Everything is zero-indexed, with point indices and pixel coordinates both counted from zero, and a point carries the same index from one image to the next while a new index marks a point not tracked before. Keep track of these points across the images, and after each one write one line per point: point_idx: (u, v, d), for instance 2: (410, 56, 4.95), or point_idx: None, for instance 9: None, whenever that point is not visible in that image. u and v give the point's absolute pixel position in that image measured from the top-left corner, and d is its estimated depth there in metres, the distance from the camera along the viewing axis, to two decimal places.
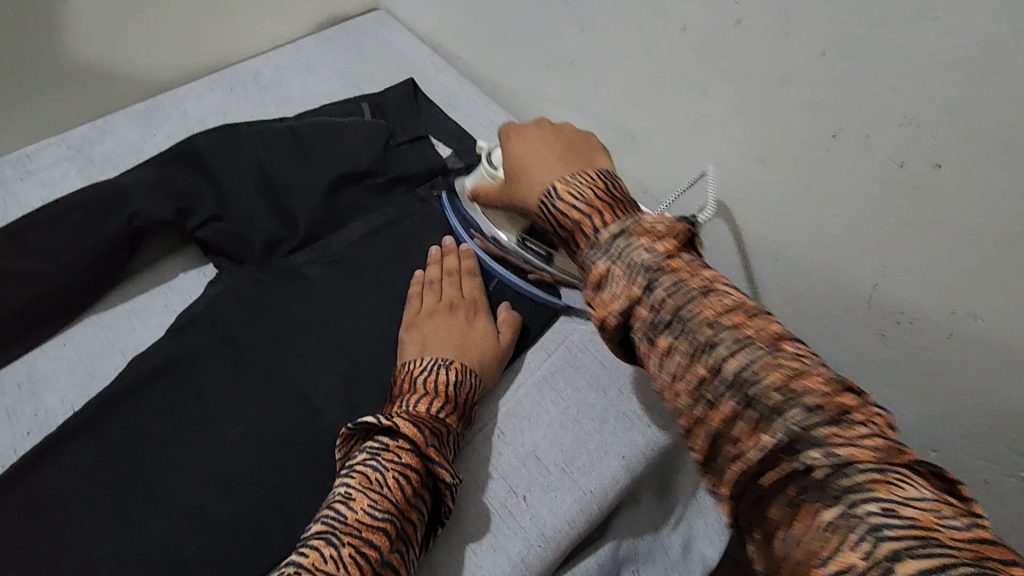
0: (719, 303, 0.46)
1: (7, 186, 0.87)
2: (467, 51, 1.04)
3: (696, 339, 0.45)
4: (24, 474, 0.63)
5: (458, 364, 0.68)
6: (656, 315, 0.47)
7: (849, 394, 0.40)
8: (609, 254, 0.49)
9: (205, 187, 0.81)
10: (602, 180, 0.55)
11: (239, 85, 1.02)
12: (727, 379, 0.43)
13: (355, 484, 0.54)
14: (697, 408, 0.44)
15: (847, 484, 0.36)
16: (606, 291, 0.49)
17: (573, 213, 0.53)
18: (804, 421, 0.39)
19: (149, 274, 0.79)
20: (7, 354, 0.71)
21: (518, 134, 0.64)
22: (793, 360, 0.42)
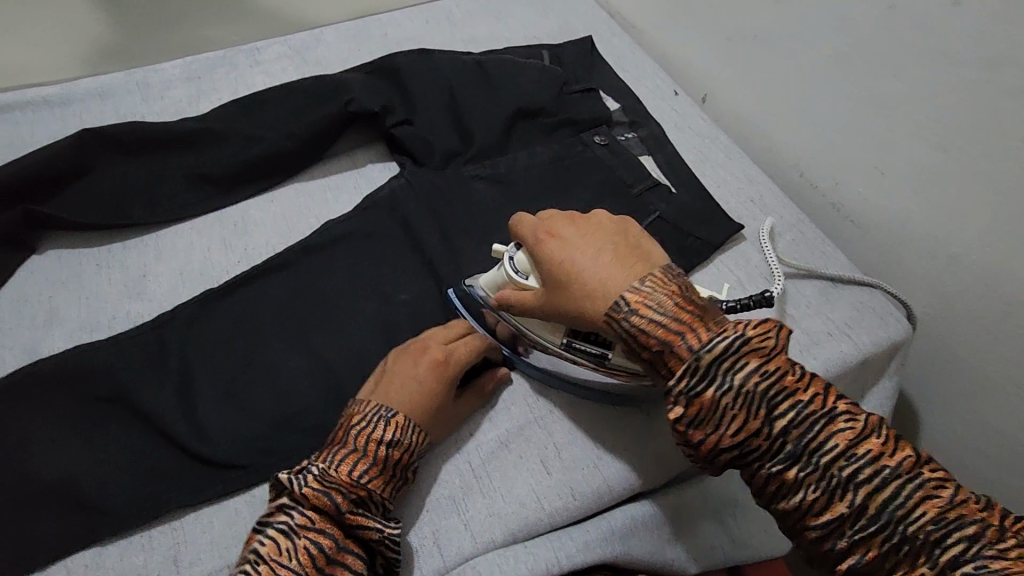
0: (830, 419, 0.50)
1: (239, 71, 1.03)
2: (650, 21, 1.10)
3: (825, 466, 0.49)
4: (233, 289, 0.75)
5: (402, 419, 0.59)
6: (783, 446, 0.50)
7: (931, 475, 0.48)
8: (720, 384, 0.51)
9: (401, 94, 0.92)
10: (672, 286, 0.57)
11: (432, 20, 1.13)
12: (864, 508, 0.48)
13: (264, 555, 0.51)
14: (822, 526, 0.49)
15: (974, 571, 0.44)
16: (712, 421, 0.52)
17: (656, 333, 0.55)
18: (912, 520, 0.46)
19: (343, 158, 0.91)
20: (231, 197, 0.84)
21: (557, 235, 0.62)
22: (906, 462, 0.48)
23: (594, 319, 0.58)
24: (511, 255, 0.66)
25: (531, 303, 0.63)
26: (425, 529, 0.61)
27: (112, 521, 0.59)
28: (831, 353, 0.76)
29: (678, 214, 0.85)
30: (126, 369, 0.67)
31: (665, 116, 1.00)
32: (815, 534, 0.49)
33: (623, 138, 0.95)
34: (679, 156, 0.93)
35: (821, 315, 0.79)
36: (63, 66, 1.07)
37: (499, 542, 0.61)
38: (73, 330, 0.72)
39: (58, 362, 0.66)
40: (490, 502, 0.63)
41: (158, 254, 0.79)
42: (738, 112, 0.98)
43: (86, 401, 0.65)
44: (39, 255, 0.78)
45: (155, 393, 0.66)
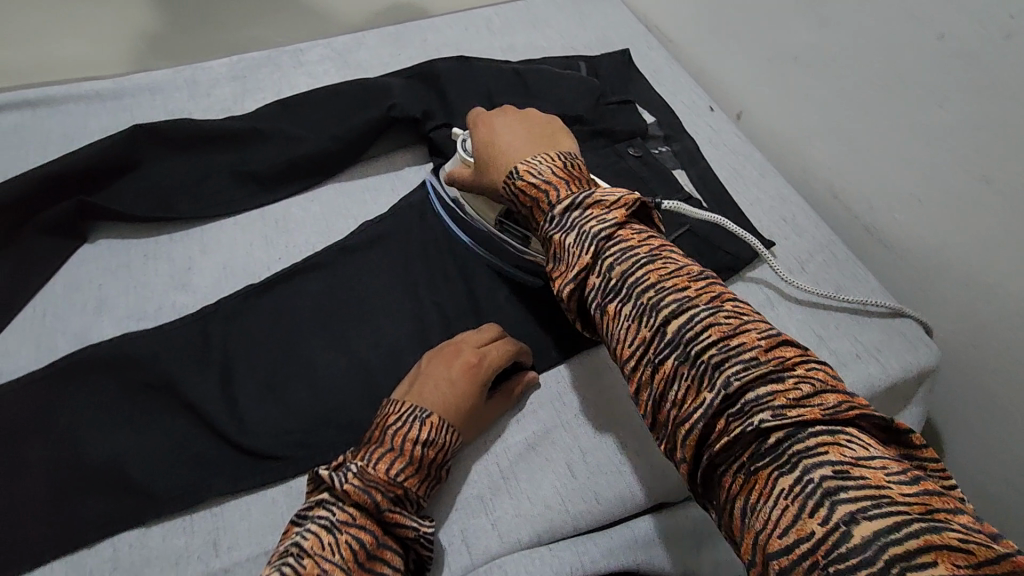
0: (659, 263, 0.54)
1: (284, 72, 1.06)
2: (687, 36, 1.11)
3: (659, 313, 0.51)
4: (275, 286, 0.77)
5: (437, 420, 0.61)
6: (659, 334, 0.51)
7: (760, 337, 0.48)
8: (561, 225, 0.60)
9: (441, 100, 0.94)
10: (562, 162, 0.66)
11: (472, 27, 1.15)
12: (668, 339, 0.50)
13: (307, 548, 0.51)
14: (652, 367, 0.51)
15: (803, 455, 0.41)
16: (562, 260, 0.59)
17: (531, 189, 0.65)
18: (719, 362, 0.47)
19: (382, 161, 0.93)
20: (274, 195, 0.87)
21: (491, 124, 0.74)
22: (734, 320, 0.49)
23: (500, 182, 0.70)
24: (461, 140, 0.79)
25: (469, 178, 0.75)
26: (455, 528, 0.63)
27: (156, 504, 0.62)
28: (860, 375, 0.76)
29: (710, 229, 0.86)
30: (173, 358, 0.70)
31: (699, 131, 1.00)
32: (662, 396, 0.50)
33: (657, 151, 0.96)
34: (712, 172, 0.93)
35: (850, 336, 0.79)
36: (115, 61, 1.10)
37: (526, 543, 0.62)
38: (121, 317, 0.75)
39: (110, 349, 0.69)
40: (518, 504, 0.64)
41: (203, 248, 0.82)
42: (773, 130, 0.99)
43: (134, 387, 0.68)
44: (91, 243, 0.81)
45: (200, 383, 0.69)
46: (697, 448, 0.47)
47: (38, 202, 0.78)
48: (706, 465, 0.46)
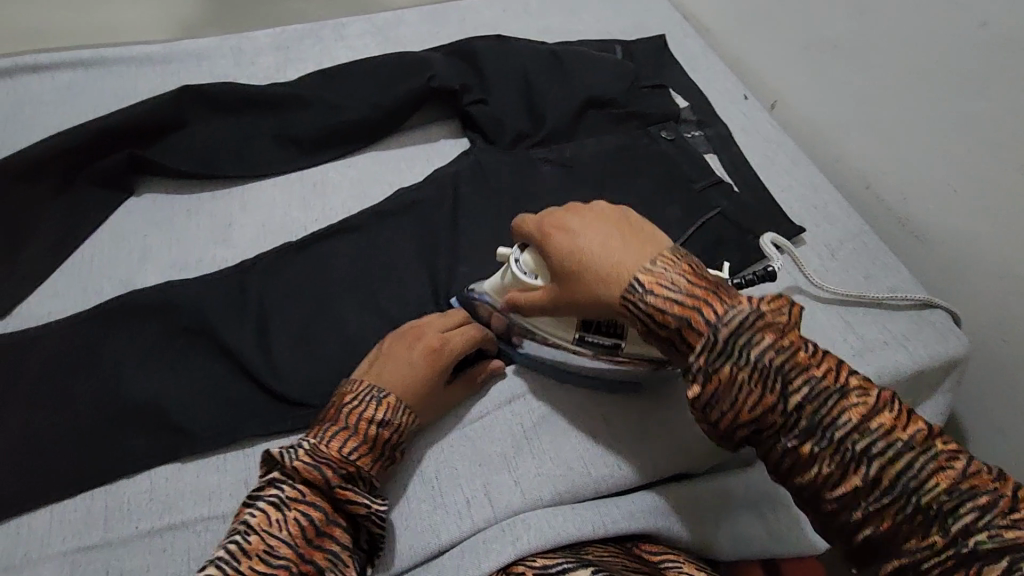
0: (820, 370, 0.50)
1: (326, 44, 1.08)
2: (724, 25, 1.11)
3: (838, 438, 0.48)
4: (311, 244, 0.80)
5: (393, 401, 0.61)
6: (794, 419, 0.50)
7: (922, 429, 0.48)
8: (736, 358, 0.51)
9: (477, 75, 0.96)
10: (684, 265, 0.56)
11: (510, 9, 1.17)
12: (866, 472, 0.47)
13: (255, 525, 0.51)
14: (837, 496, 0.48)
15: (985, 539, 0.44)
16: (728, 397, 0.51)
17: (670, 311, 0.54)
18: (916, 484, 0.46)
19: (417, 133, 0.95)
20: (312, 160, 0.89)
21: (566, 228, 0.62)
22: (898, 420, 0.48)
23: (608, 304, 0.58)
24: (516, 259, 0.66)
25: (538, 300, 0.63)
26: (478, 483, 0.64)
27: (191, 441, 0.64)
28: (886, 362, 0.76)
29: (739, 212, 0.86)
30: (211, 306, 0.72)
31: (732, 118, 1.00)
32: (829, 503, 0.49)
33: (689, 135, 0.96)
34: (744, 158, 0.94)
35: (877, 324, 0.79)
36: (163, 29, 1.14)
37: (548, 501, 0.64)
38: (163, 268, 0.78)
39: (153, 294, 0.72)
40: (541, 463, 0.66)
41: (243, 206, 0.84)
42: (807, 119, 0.99)
43: (175, 331, 0.71)
44: (136, 197, 0.84)
45: (237, 331, 0.71)
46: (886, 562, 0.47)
47: (90, 154, 0.81)
48: None
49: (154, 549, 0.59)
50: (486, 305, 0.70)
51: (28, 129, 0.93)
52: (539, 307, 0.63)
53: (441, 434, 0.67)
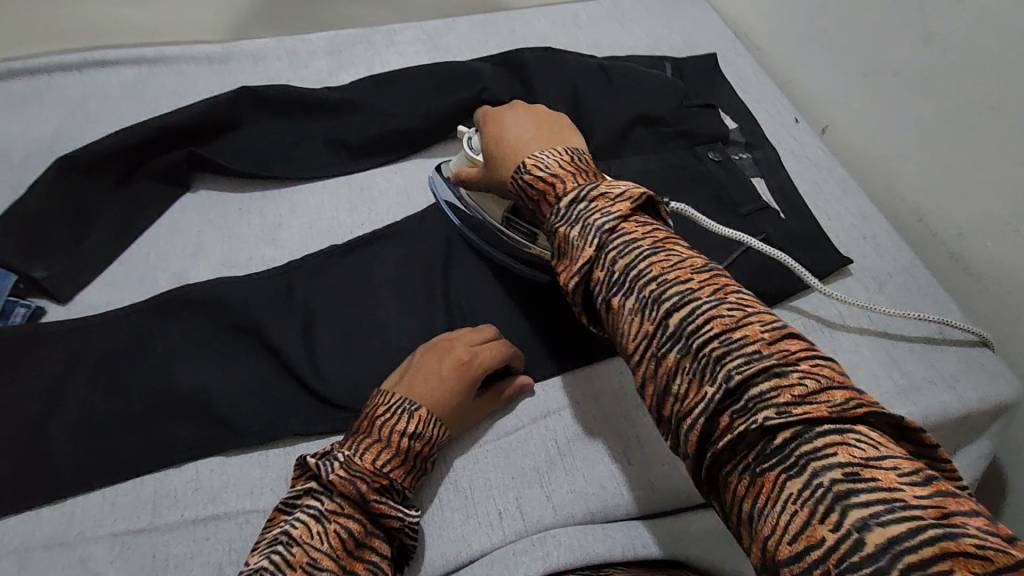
0: (664, 255, 0.50)
1: (377, 49, 1.10)
2: (777, 45, 1.09)
3: (663, 310, 0.48)
4: (357, 248, 0.81)
5: (424, 413, 0.62)
6: (624, 288, 0.51)
7: (761, 331, 0.44)
8: (570, 219, 0.56)
9: (526, 88, 0.97)
10: (571, 155, 0.62)
11: (560, 21, 1.17)
12: (686, 346, 0.46)
13: (295, 536, 0.51)
14: (660, 376, 0.47)
15: (807, 458, 0.38)
16: (565, 253, 0.55)
17: (538, 183, 0.60)
18: (739, 374, 0.42)
19: (464, 142, 0.96)
20: (361, 164, 0.91)
21: (501, 120, 0.72)
22: (737, 313, 0.46)
23: (509, 180, 0.67)
24: (468, 139, 0.78)
25: (475, 177, 0.74)
26: (511, 495, 0.65)
27: (237, 436, 0.66)
28: (932, 402, 0.74)
29: (785, 238, 0.85)
30: (261, 304, 0.75)
31: (781, 141, 0.99)
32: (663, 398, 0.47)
33: (737, 157, 0.95)
34: (792, 183, 0.92)
35: (924, 361, 0.77)
36: (221, 27, 1.17)
37: (580, 519, 0.64)
38: (215, 263, 0.81)
39: (207, 290, 0.75)
40: (574, 480, 0.66)
41: (293, 206, 0.87)
42: (860, 146, 0.97)
43: (225, 328, 0.73)
44: (192, 193, 0.87)
45: (284, 330, 0.73)
46: (700, 449, 0.44)
47: (153, 150, 0.84)
48: (739, 499, 0.41)
49: (197, 538, 0.61)
50: (449, 185, 0.82)
51: (94, 121, 0.96)
52: (477, 183, 0.74)
53: (479, 443, 0.68)
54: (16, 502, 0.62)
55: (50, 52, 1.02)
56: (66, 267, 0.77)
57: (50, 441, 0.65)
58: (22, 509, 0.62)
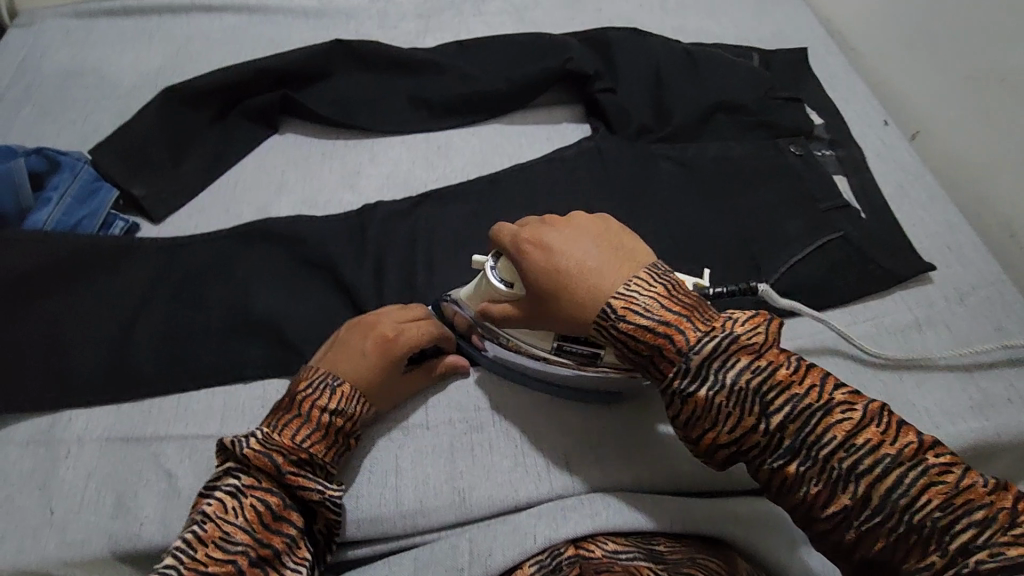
0: (822, 404, 0.50)
1: (464, 17, 1.12)
2: (873, 46, 1.06)
3: (823, 459, 0.48)
4: (431, 202, 0.83)
5: (347, 390, 0.61)
6: (777, 440, 0.50)
7: (890, 438, 0.47)
8: (709, 382, 0.52)
9: (609, 64, 0.96)
10: (659, 287, 0.56)
11: (647, 4, 1.16)
12: (848, 489, 0.47)
13: (211, 513, 0.52)
14: (829, 518, 0.48)
15: (986, 559, 0.41)
16: (705, 419, 0.52)
17: (642, 333, 0.54)
18: (904, 499, 0.45)
19: (541, 113, 0.97)
20: (440, 124, 0.92)
21: (541, 241, 0.60)
22: (860, 420, 0.48)
23: (585, 322, 0.58)
24: (491, 266, 0.64)
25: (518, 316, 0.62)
26: (559, 450, 0.66)
27: (303, 362, 0.69)
28: (1007, 420, 0.71)
29: (863, 238, 0.82)
30: (336, 242, 0.77)
31: (868, 142, 0.96)
32: (789, 492, 0.50)
33: (819, 153, 0.93)
34: (876, 184, 0.89)
35: (1002, 379, 0.74)
36: None
37: (626, 484, 0.64)
38: (295, 202, 0.84)
39: (288, 223, 0.78)
40: (624, 445, 0.66)
41: (372, 156, 0.89)
42: (952, 155, 0.93)
43: (300, 262, 0.76)
44: (278, 134, 0.91)
45: (356, 268, 0.75)
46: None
47: (249, 89, 0.89)
48: None
49: None
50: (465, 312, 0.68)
51: (194, 62, 1.02)
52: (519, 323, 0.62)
53: (536, 396, 0.69)
54: (102, 394, 0.66)
55: None
56: (162, 189, 0.82)
57: (136, 344, 0.69)
58: (106, 402, 0.66)
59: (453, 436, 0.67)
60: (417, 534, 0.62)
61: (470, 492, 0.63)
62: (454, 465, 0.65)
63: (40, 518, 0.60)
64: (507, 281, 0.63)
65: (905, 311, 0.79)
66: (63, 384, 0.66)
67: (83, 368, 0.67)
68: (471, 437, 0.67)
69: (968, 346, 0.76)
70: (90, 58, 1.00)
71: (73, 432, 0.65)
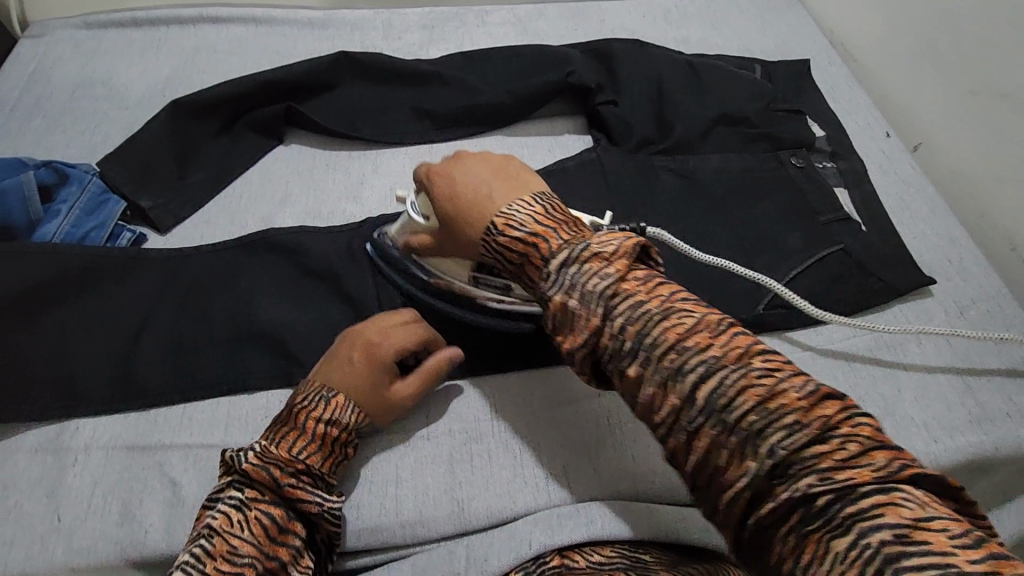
0: (674, 319, 0.49)
1: (468, 28, 1.13)
2: (875, 57, 1.06)
3: (682, 377, 0.47)
4: None
5: (342, 399, 0.63)
6: (624, 346, 0.50)
7: (748, 363, 0.46)
8: (565, 285, 0.53)
9: (611, 76, 0.97)
10: (540, 206, 0.57)
11: (650, 15, 1.17)
12: (697, 404, 0.46)
13: (217, 527, 0.53)
14: (681, 433, 0.47)
15: (815, 482, 0.41)
16: (567, 327, 0.52)
17: (516, 245, 0.55)
18: (752, 423, 0.44)
19: (544, 124, 0.98)
20: (443, 135, 0.94)
21: (445, 173, 0.62)
22: (714, 336, 0.48)
23: (473, 244, 0.59)
24: (411, 200, 0.69)
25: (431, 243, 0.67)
26: (558, 461, 0.67)
27: (305, 371, 0.70)
28: (1006, 434, 0.71)
29: (863, 251, 0.83)
30: (339, 253, 0.78)
31: (870, 154, 0.96)
32: (656, 422, 0.48)
33: (820, 165, 0.93)
34: (877, 197, 0.89)
35: (1002, 393, 0.74)
36: None
37: (625, 495, 0.65)
38: (299, 212, 0.85)
39: (292, 234, 0.79)
40: (622, 456, 0.67)
41: (376, 167, 0.91)
42: (954, 168, 0.93)
43: (304, 271, 0.77)
44: (284, 145, 0.92)
45: (358, 278, 0.76)
46: (744, 514, 0.44)
47: (255, 101, 0.90)
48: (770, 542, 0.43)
49: None
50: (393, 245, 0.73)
51: (201, 73, 1.03)
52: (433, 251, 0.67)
53: (534, 407, 0.70)
54: (110, 404, 0.68)
55: (170, 6, 1.11)
56: (170, 200, 0.83)
57: (142, 353, 0.70)
58: (113, 411, 0.68)
59: (454, 446, 0.68)
60: (417, 543, 0.63)
61: (469, 502, 0.64)
62: (454, 475, 0.66)
63: (47, 526, 0.61)
64: (425, 214, 0.67)
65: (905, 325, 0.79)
66: (72, 393, 0.68)
67: (90, 377, 0.69)
68: (470, 447, 0.68)
69: (968, 360, 0.76)
70: (100, 69, 1.02)
71: (80, 441, 0.66)
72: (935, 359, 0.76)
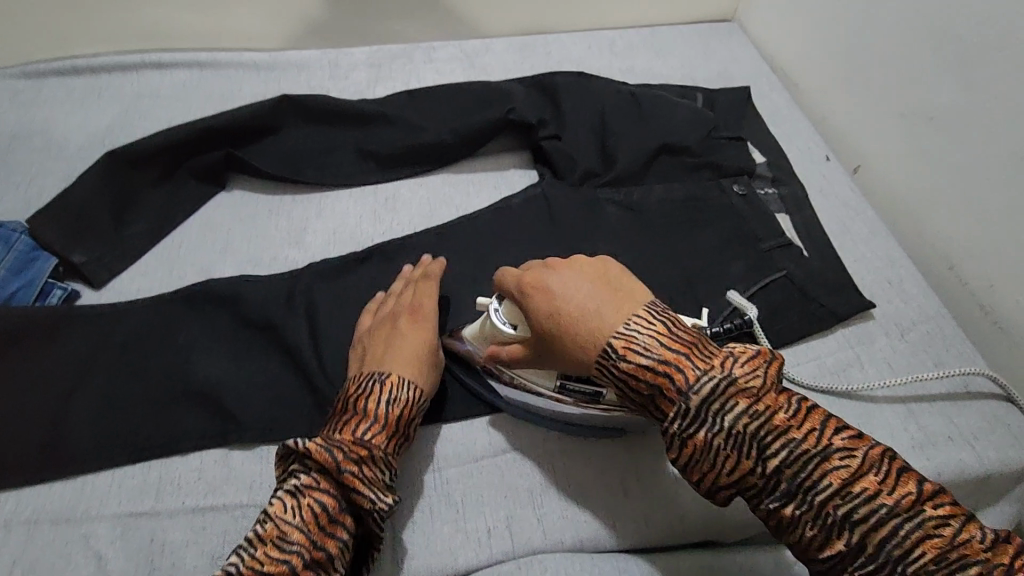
0: (824, 458, 0.52)
1: (415, 65, 1.14)
2: (814, 82, 1.08)
3: (817, 504, 0.52)
4: (374, 257, 0.83)
5: (396, 378, 0.65)
6: (774, 484, 0.53)
7: (871, 480, 0.51)
8: (710, 424, 0.55)
9: (554, 110, 0.98)
10: (659, 326, 0.58)
11: (596, 47, 1.18)
12: (836, 528, 0.51)
13: (272, 513, 0.56)
14: (825, 559, 0.52)
15: None
16: (706, 461, 0.55)
17: (645, 375, 0.56)
18: (887, 544, 0.49)
19: (490, 160, 0.98)
20: (387, 175, 0.93)
21: (543, 283, 0.62)
22: (846, 462, 0.52)
23: (583, 361, 0.59)
24: (493, 309, 0.67)
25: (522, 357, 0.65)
26: (501, 513, 0.66)
27: (241, 429, 0.68)
28: (946, 458, 0.72)
29: (805, 278, 0.83)
30: (277, 303, 0.77)
31: (811, 178, 0.98)
32: (790, 536, 0.54)
33: (762, 192, 0.94)
34: (818, 222, 0.90)
35: (942, 416, 0.75)
36: None
37: (568, 545, 0.64)
38: (240, 261, 0.84)
39: (228, 285, 0.77)
40: (564, 504, 0.66)
41: (320, 211, 0.90)
42: (892, 190, 0.95)
43: (242, 323, 0.76)
44: (225, 192, 0.91)
45: (297, 328, 0.75)
46: None
47: (193, 149, 0.89)
48: None
49: (195, 526, 0.63)
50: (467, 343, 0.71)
51: (143, 120, 1.02)
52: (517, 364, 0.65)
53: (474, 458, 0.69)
54: (35, 474, 0.65)
55: (111, 52, 1.09)
56: (104, 254, 0.81)
57: (71, 418, 0.68)
58: (37, 481, 0.65)
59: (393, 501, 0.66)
60: None
61: (409, 561, 0.63)
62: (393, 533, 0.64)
63: None
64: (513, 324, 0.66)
65: (845, 350, 0.80)
66: None
67: (13, 446, 0.66)
68: (410, 503, 0.66)
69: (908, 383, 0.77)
70: (38, 120, 1.00)
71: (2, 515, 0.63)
72: (874, 383, 0.77)
